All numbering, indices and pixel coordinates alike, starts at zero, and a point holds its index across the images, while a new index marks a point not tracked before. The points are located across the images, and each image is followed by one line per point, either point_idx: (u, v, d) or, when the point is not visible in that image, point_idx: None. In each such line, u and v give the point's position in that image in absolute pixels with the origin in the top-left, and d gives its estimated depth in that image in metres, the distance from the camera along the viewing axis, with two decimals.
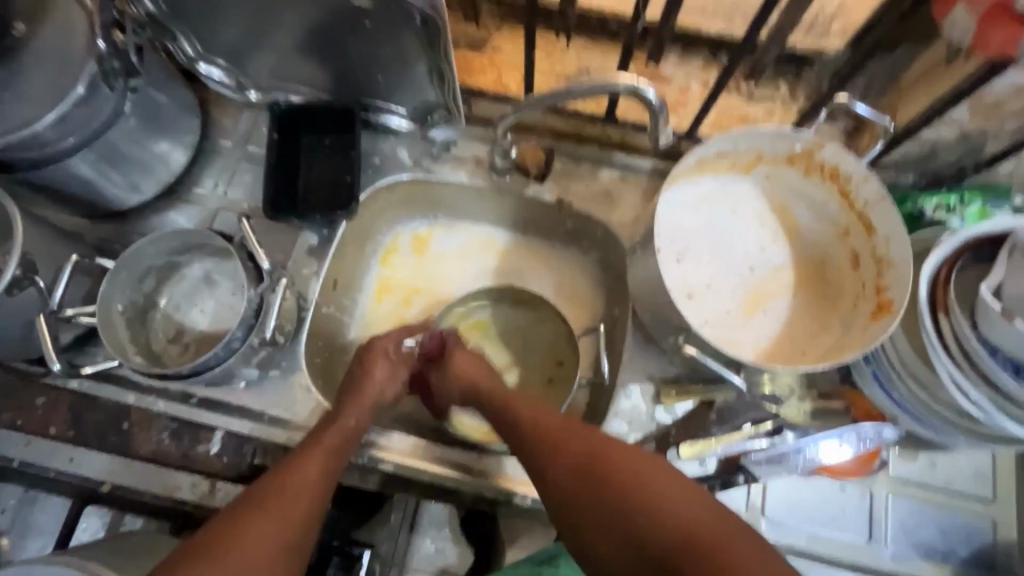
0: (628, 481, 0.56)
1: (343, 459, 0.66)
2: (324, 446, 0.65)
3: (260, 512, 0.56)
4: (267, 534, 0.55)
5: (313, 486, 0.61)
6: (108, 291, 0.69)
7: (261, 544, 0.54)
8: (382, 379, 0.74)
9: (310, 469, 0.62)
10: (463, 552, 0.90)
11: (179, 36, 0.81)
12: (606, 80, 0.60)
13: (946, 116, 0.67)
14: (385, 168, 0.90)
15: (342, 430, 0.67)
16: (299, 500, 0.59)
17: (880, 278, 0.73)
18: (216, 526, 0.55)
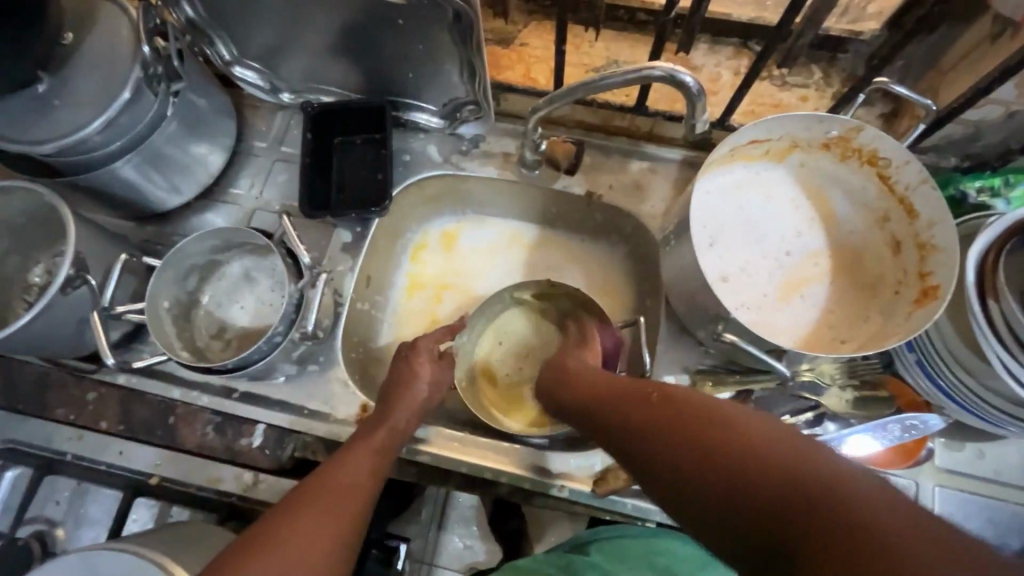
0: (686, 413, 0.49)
1: (389, 460, 0.67)
2: (369, 445, 0.66)
3: (315, 505, 0.57)
4: (324, 526, 0.55)
5: (362, 484, 0.62)
6: (156, 288, 0.72)
7: (319, 534, 0.54)
8: (426, 379, 0.75)
9: (357, 465, 0.63)
10: (493, 546, 0.95)
11: (217, 41, 0.83)
12: (640, 66, 0.59)
13: (991, 96, 0.65)
14: (417, 165, 0.91)
15: (389, 430, 0.69)
16: (351, 496, 0.60)
17: (924, 263, 0.71)
18: (270, 517, 0.55)
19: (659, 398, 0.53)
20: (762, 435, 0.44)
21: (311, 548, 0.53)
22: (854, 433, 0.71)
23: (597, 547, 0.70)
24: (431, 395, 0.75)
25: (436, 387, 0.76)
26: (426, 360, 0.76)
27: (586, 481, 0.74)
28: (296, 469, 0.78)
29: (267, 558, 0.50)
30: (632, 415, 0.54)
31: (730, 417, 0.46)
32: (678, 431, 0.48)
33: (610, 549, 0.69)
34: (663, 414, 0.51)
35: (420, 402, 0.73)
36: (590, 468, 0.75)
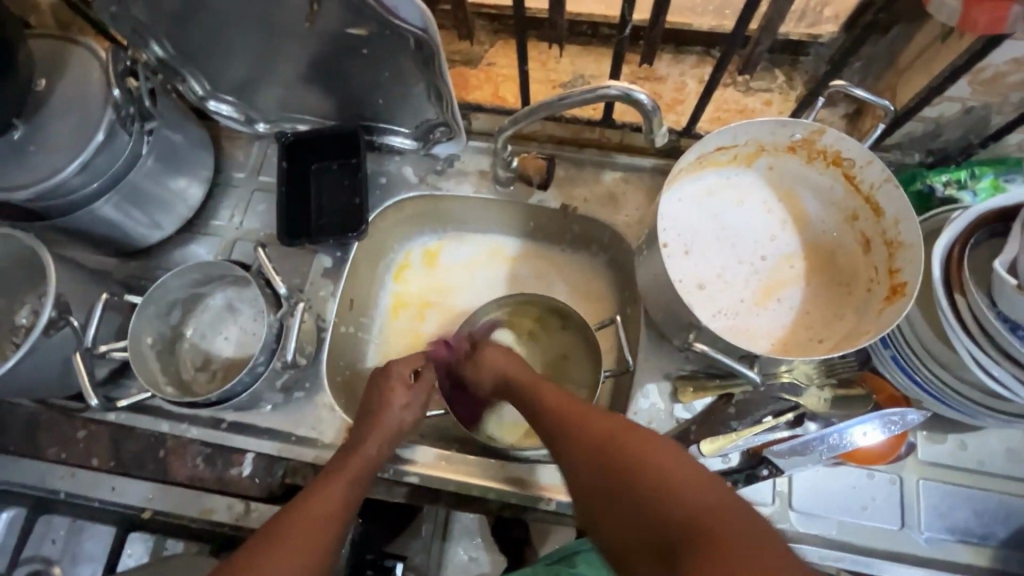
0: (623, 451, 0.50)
1: (362, 487, 0.67)
2: (344, 475, 0.66)
3: (286, 540, 0.57)
4: (294, 560, 0.55)
5: (335, 516, 0.62)
6: (136, 325, 0.72)
7: (290, 569, 0.54)
8: (399, 405, 0.75)
9: (331, 495, 0.63)
10: (496, 558, 0.95)
11: (188, 77, 0.85)
12: (596, 85, 0.60)
13: (945, 94, 0.66)
14: (393, 187, 0.92)
15: (362, 458, 0.69)
16: (324, 528, 0.60)
17: (892, 260, 0.72)
18: (246, 551, 0.55)
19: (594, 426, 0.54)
20: (683, 483, 0.45)
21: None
22: (855, 425, 0.69)
23: (585, 559, 0.71)
24: (404, 419, 0.75)
25: (410, 411, 0.76)
26: (399, 386, 0.76)
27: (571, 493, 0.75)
28: (287, 494, 0.80)
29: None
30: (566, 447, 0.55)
31: (661, 456, 0.48)
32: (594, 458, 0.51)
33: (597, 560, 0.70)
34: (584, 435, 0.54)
35: (396, 429, 0.74)
36: None
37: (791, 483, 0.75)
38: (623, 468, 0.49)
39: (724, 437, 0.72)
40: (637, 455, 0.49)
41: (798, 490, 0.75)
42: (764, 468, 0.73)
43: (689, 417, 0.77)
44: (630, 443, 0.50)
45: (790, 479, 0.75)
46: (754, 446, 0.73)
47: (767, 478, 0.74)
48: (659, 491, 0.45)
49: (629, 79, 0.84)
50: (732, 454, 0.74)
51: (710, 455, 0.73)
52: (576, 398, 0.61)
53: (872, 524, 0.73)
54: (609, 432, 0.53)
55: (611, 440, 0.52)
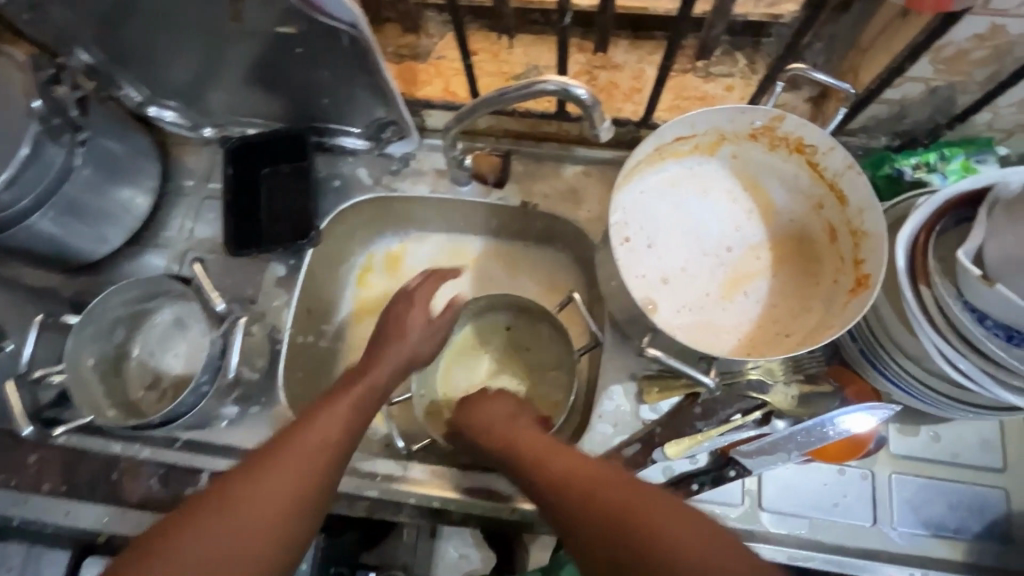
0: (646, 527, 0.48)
1: (366, 413, 0.66)
2: (345, 398, 0.64)
3: (279, 463, 0.55)
4: (282, 485, 0.54)
5: (331, 442, 0.59)
6: (75, 346, 0.69)
7: (279, 493, 0.53)
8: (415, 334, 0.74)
9: (331, 420, 0.61)
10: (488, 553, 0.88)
11: (125, 84, 0.82)
12: (532, 81, 0.57)
13: (907, 74, 0.63)
14: (347, 190, 0.88)
15: (366, 386, 0.67)
16: (318, 456, 0.57)
17: (857, 250, 0.69)
18: (237, 470, 0.55)
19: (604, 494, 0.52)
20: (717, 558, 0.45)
21: (260, 515, 0.52)
22: (850, 412, 0.66)
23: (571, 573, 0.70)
24: (422, 347, 0.75)
25: (426, 339, 0.75)
26: (416, 309, 0.75)
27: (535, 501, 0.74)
28: None
29: (214, 526, 0.50)
30: (577, 519, 0.52)
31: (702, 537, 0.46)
32: (613, 533, 0.49)
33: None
34: (596, 507, 0.52)
35: (410, 359, 0.73)
36: None
37: (761, 482, 0.73)
38: (653, 545, 0.47)
39: (691, 439, 0.70)
40: (672, 536, 0.47)
41: (768, 489, 0.73)
42: (731, 469, 0.70)
43: (654, 417, 0.75)
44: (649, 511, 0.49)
45: (761, 478, 0.73)
46: (721, 447, 0.70)
47: (735, 479, 0.71)
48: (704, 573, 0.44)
49: (585, 68, 0.81)
50: (700, 454, 0.72)
51: (676, 458, 0.70)
52: (568, 452, 0.59)
53: (845, 521, 0.71)
54: (637, 505, 0.50)
55: (633, 510, 0.50)
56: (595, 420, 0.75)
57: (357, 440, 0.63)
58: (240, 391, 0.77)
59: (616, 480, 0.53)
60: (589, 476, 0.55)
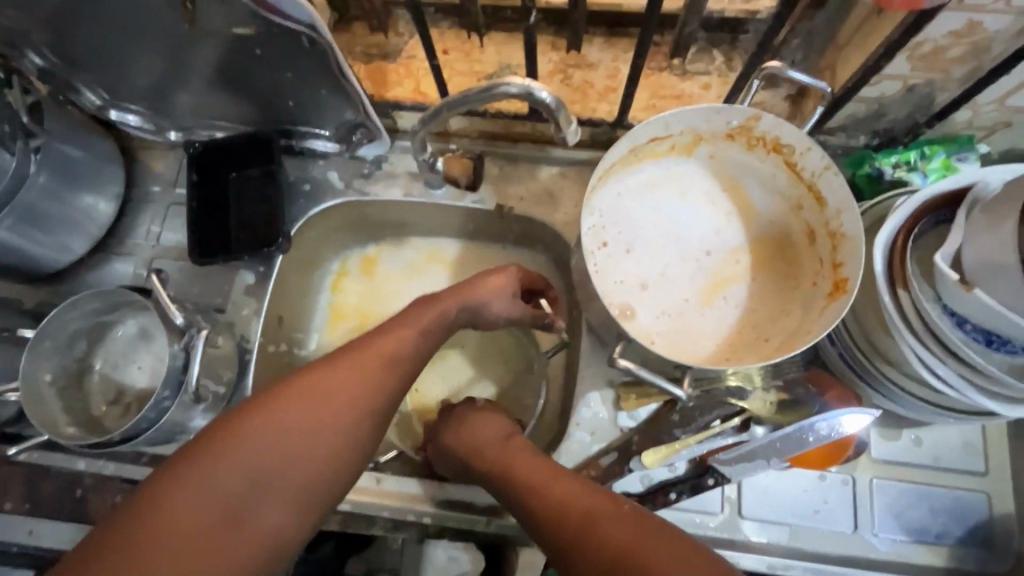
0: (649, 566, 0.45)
1: (443, 331, 0.64)
2: (417, 324, 0.61)
3: (356, 370, 0.55)
4: (354, 390, 0.54)
5: (398, 361, 0.58)
6: (30, 362, 0.67)
7: (339, 412, 0.53)
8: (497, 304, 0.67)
9: (402, 335, 0.60)
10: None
11: (82, 87, 0.79)
12: (494, 82, 0.55)
13: (884, 72, 0.61)
14: (317, 194, 0.86)
15: (439, 314, 0.63)
16: (388, 366, 0.57)
17: (836, 253, 0.68)
18: (311, 368, 0.55)
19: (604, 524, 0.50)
20: None
21: (330, 413, 0.53)
22: (844, 413, 0.65)
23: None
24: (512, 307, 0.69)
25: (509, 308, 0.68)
26: (500, 277, 0.67)
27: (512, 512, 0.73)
28: None
29: (287, 418, 0.51)
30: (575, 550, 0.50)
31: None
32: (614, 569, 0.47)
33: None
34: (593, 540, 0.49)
35: (478, 307, 0.66)
36: None
37: (740, 489, 0.72)
38: None
39: (668, 447, 0.68)
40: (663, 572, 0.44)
41: (748, 496, 0.71)
42: (710, 478, 0.69)
43: (633, 426, 0.73)
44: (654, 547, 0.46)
45: (740, 485, 0.72)
46: (699, 454, 0.69)
47: (713, 487, 0.70)
48: None
49: (558, 67, 0.79)
50: (679, 463, 0.70)
51: (654, 466, 0.68)
52: (566, 476, 0.57)
53: (825, 528, 0.70)
54: (636, 542, 0.47)
55: (635, 546, 0.47)
56: (572, 428, 0.74)
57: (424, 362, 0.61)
58: (206, 399, 0.73)
59: (614, 509, 0.51)
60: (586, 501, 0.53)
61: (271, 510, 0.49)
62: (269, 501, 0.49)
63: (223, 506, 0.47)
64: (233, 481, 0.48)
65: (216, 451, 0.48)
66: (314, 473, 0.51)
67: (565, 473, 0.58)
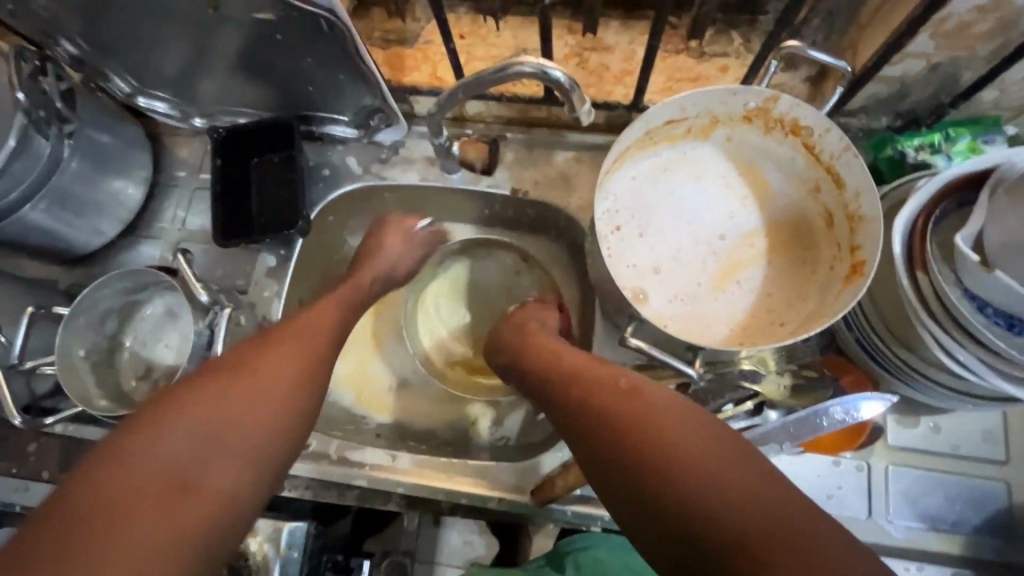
0: (645, 425, 0.48)
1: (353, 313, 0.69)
2: (336, 299, 0.68)
3: (288, 339, 0.58)
4: (294, 354, 0.56)
5: (326, 325, 0.62)
6: (65, 338, 0.70)
7: (286, 367, 0.55)
8: (393, 251, 0.79)
9: (326, 310, 0.65)
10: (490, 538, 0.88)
11: (112, 74, 0.81)
12: (509, 62, 0.56)
13: (907, 50, 0.60)
14: (337, 179, 0.88)
15: (350, 288, 0.71)
16: (320, 335, 0.61)
17: (854, 236, 0.67)
18: (243, 348, 0.56)
19: (611, 389, 0.53)
20: (716, 453, 0.45)
21: (279, 361, 0.55)
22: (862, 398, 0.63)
23: (573, 563, 0.70)
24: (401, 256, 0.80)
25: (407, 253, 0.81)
26: (394, 232, 0.80)
27: (526, 491, 0.74)
28: None
29: (230, 385, 0.51)
30: (580, 415, 0.53)
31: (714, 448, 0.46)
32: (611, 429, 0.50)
33: (586, 565, 0.70)
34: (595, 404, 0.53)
35: (387, 269, 0.78)
36: (527, 477, 0.74)
37: None
38: (650, 443, 0.47)
39: None
40: (669, 432, 0.47)
41: None
42: None
43: None
44: (647, 411, 0.49)
45: None
46: None
47: None
48: (696, 470, 0.44)
49: (574, 50, 0.79)
50: None
51: None
52: (574, 357, 0.61)
53: (838, 514, 0.70)
54: (630, 409, 0.50)
55: (631, 411, 0.50)
56: None
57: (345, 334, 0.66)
58: None
59: (617, 387, 0.53)
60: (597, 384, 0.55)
61: (226, 465, 0.48)
62: (219, 469, 0.47)
63: (174, 470, 0.45)
64: (184, 444, 0.47)
65: (163, 421, 0.47)
66: (266, 428, 0.51)
67: (576, 354, 0.61)
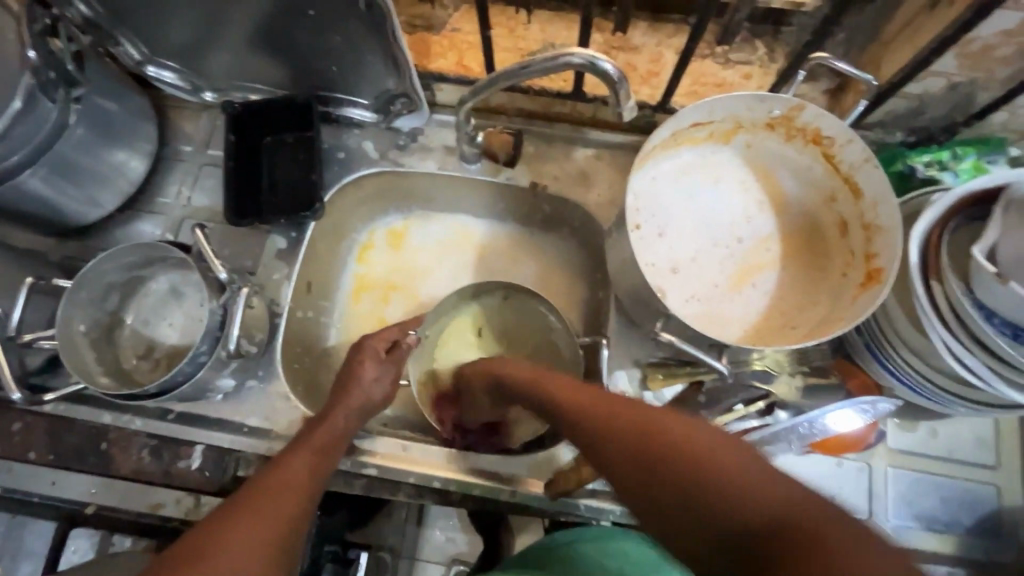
0: (650, 430, 0.46)
1: (328, 462, 0.64)
2: (308, 446, 0.63)
3: (249, 513, 0.53)
4: (257, 535, 0.51)
5: (300, 483, 0.59)
6: (67, 312, 0.67)
7: (261, 536, 0.52)
8: (367, 379, 0.72)
9: (294, 467, 0.60)
10: (474, 537, 0.90)
11: (123, 39, 0.78)
12: (559, 52, 0.57)
13: (931, 68, 0.63)
14: (351, 163, 0.86)
15: (327, 430, 0.66)
16: (293, 495, 0.57)
17: (869, 245, 0.70)
18: (215, 522, 0.52)
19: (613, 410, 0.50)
20: (728, 457, 0.41)
21: (256, 533, 0.52)
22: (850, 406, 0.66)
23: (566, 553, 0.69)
24: (380, 394, 0.72)
25: (381, 376, 0.73)
26: (370, 361, 0.73)
27: (539, 484, 0.74)
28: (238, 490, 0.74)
29: None
30: (581, 431, 0.51)
31: (737, 461, 0.41)
32: (613, 440, 0.47)
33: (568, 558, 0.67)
34: (596, 420, 0.51)
35: (366, 405, 0.71)
36: (540, 469, 0.74)
37: None
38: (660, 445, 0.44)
39: None
40: (688, 443, 0.43)
41: None
42: None
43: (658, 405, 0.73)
44: (649, 417, 0.47)
45: None
46: None
47: None
48: (706, 477, 0.41)
49: (602, 48, 0.80)
50: None
51: None
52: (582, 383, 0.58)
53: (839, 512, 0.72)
54: (634, 417, 0.48)
55: (630, 419, 0.48)
56: None
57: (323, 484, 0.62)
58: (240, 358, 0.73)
59: (613, 404, 0.51)
60: (597, 419, 0.51)
61: None
62: None
63: None
64: None
65: None
66: None
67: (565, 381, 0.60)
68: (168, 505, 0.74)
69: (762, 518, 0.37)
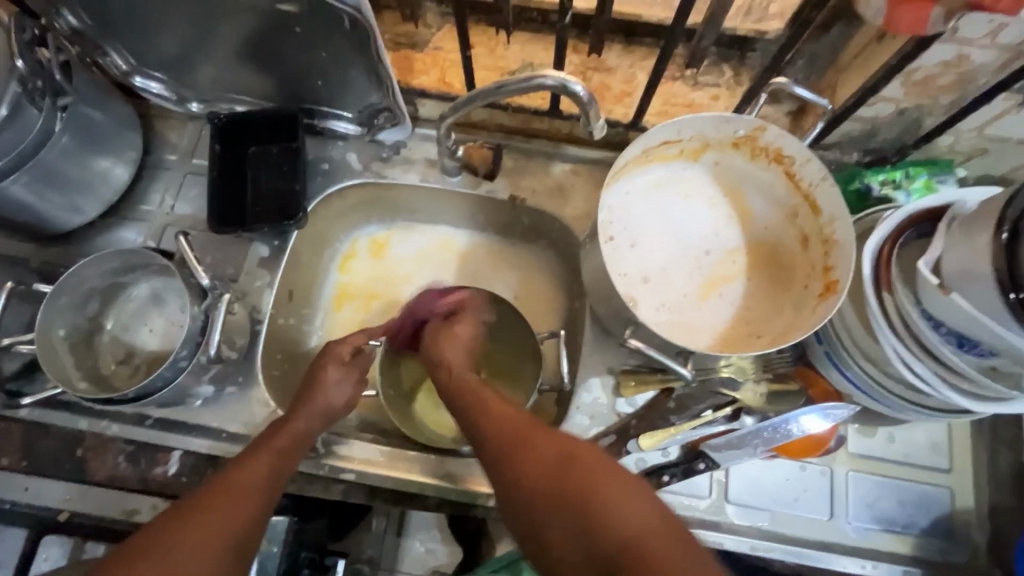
0: (557, 458, 0.51)
1: (290, 463, 0.65)
2: (269, 449, 0.63)
3: (204, 513, 0.54)
4: (206, 540, 0.52)
5: (257, 486, 0.59)
6: (47, 317, 0.68)
7: (208, 539, 0.53)
8: (332, 385, 0.72)
9: (255, 470, 0.61)
10: (454, 548, 0.91)
11: (110, 50, 0.79)
12: (534, 74, 0.60)
13: (881, 94, 0.68)
14: (335, 174, 0.88)
15: (289, 432, 0.66)
16: (248, 499, 0.57)
17: (828, 258, 0.74)
18: (163, 523, 0.53)
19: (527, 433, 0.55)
20: (611, 492, 0.48)
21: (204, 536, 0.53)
22: (808, 413, 0.70)
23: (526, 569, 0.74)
24: (343, 400, 0.73)
25: (345, 383, 0.73)
26: (334, 366, 0.74)
27: None
28: None
29: None
30: (492, 450, 0.56)
31: (624, 493, 0.47)
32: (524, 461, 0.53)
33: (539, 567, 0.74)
34: (508, 440, 0.55)
35: (327, 408, 0.71)
36: None
37: (728, 478, 0.76)
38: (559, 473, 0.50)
39: (663, 431, 0.72)
40: (585, 472, 0.49)
41: (734, 482, 0.76)
42: (701, 463, 0.73)
43: (630, 412, 0.76)
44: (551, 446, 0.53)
45: (728, 474, 0.76)
46: (692, 440, 0.73)
47: (703, 472, 0.74)
48: (598, 502, 0.47)
49: (578, 69, 0.84)
50: (672, 448, 0.74)
51: (649, 449, 0.73)
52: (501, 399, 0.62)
53: (803, 514, 0.75)
54: (538, 442, 0.53)
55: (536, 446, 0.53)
56: (573, 410, 0.77)
57: (282, 485, 0.63)
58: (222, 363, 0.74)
59: (526, 426, 0.56)
60: (515, 432, 0.56)
61: None
62: None
63: None
64: None
65: None
66: None
67: (487, 394, 0.63)
68: (143, 512, 0.75)
69: (620, 541, 0.45)
